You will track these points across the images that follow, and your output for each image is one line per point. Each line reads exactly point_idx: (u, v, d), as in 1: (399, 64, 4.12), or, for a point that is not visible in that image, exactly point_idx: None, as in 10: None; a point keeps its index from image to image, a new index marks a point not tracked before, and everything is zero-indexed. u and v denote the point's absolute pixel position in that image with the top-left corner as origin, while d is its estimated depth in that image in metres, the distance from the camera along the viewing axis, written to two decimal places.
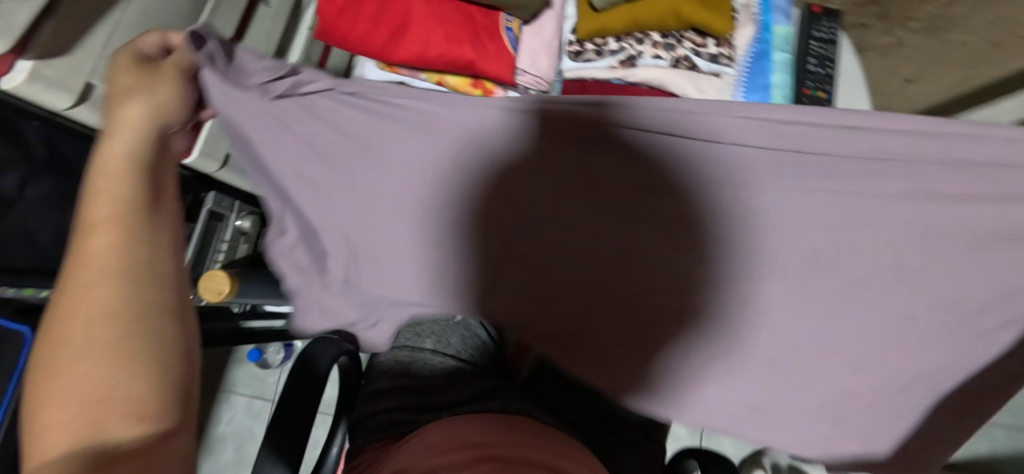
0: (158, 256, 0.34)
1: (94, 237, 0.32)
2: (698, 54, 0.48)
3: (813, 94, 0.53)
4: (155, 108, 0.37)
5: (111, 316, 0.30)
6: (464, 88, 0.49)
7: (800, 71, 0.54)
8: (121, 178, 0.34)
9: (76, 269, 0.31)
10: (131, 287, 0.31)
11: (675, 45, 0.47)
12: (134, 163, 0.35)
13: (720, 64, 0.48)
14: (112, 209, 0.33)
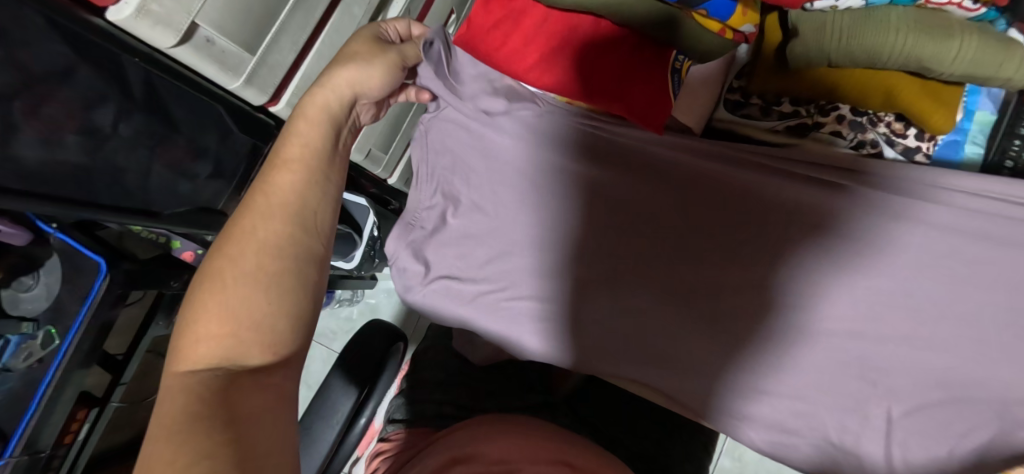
0: (325, 208, 0.38)
1: (281, 177, 0.37)
2: (892, 143, 0.45)
3: None
4: (361, 76, 0.41)
5: (280, 253, 0.34)
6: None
7: (986, 176, 0.45)
8: (317, 133, 0.40)
9: (262, 200, 0.36)
10: (301, 233, 0.36)
11: (865, 129, 0.45)
12: (325, 122, 0.40)
13: (915, 160, 0.45)
14: (302, 158, 0.38)
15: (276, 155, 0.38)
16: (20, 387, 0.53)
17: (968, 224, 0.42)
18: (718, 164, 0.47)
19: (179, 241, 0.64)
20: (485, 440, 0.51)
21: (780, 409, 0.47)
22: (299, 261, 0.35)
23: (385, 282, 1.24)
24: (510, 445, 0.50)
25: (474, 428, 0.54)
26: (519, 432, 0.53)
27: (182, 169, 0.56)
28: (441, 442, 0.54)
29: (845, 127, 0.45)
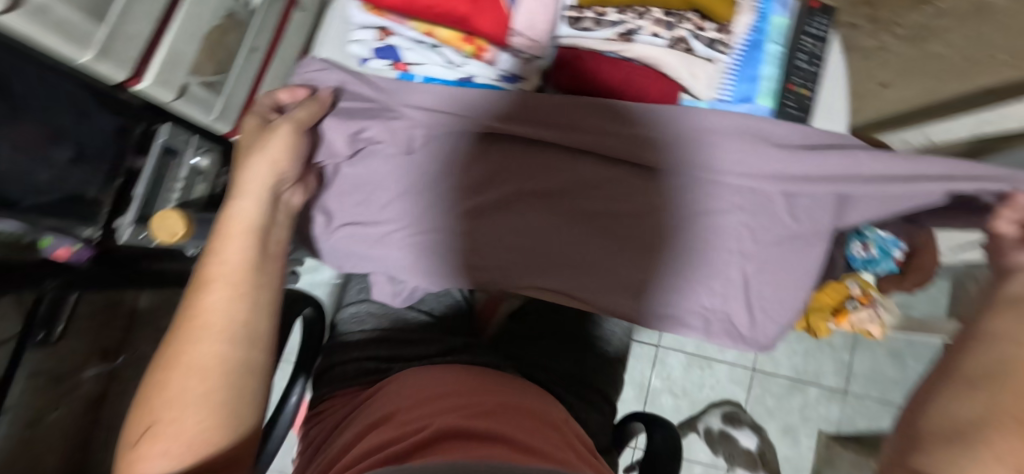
0: (257, 309, 0.40)
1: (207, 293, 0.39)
2: (697, 36, 0.51)
3: (797, 90, 0.54)
4: (270, 164, 0.44)
5: (212, 375, 0.37)
6: (455, 42, 0.50)
7: (787, 65, 0.55)
8: (237, 239, 0.41)
9: (190, 322, 0.38)
10: (232, 347, 0.38)
11: (675, 26, 0.50)
12: (246, 224, 0.42)
13: (717, 51, 0.52)
14: (224, 274, 0.40)
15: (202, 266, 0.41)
16: None
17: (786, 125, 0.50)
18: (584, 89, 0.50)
19: (49, 239, 0.57)
20: (424, 389, 0.53)
21: (664, 286, 0.54)
22: (233, 367, 0.38)
23: (307, 277, 1.22)
24: (444, 388, 0.53)
25: (407, 384, 0.56)
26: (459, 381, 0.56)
27: (37, 155, 0.53)
28: (377, 397, 0.56)
29: (660, 27, 0.50)
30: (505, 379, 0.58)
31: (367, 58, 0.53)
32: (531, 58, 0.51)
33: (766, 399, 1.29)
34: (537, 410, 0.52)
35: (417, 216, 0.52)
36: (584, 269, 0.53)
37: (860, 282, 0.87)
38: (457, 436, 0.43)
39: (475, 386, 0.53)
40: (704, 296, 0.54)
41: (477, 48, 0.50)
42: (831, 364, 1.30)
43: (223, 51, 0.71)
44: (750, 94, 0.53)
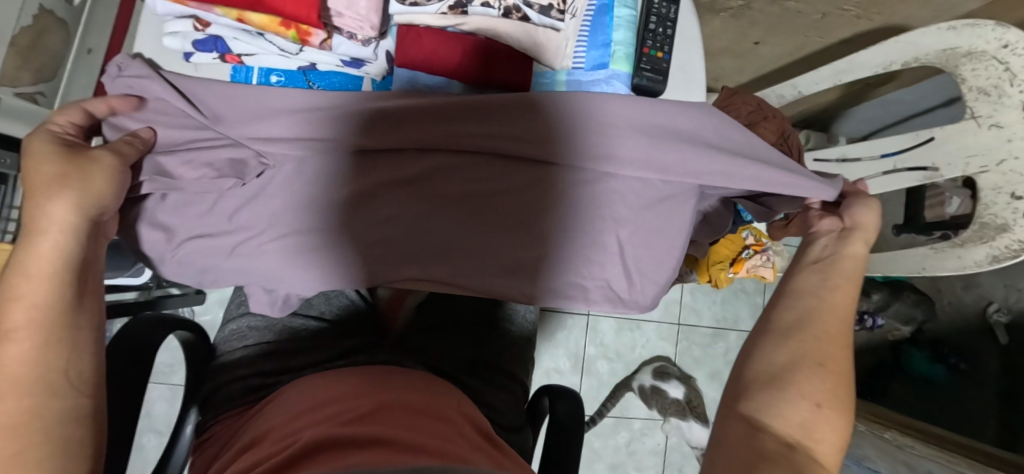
0: (79, 357, 0.36)
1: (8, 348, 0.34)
2: (530, 4, 0.47)
3: (652, 53, 0.55)
4: (85, 199, 0.39)
5: (21, 434, 0.32)
6: (271, 26, 0.43)
7: (640, 29, 0.55)
8: (44, 284, 0.36)
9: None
10: (50, 400, 0.33)
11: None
12: (56, 264, 0.37)
13: (552, 18, 0.48)
14: (28, 321, 0.35)
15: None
16: None
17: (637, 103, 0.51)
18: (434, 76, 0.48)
19: None
20: (299, 411, 0.52)
21: (543, 264, 0.53)
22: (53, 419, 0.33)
23: (215, 292, 1.14)
24: (321, 404, 0.52)
25: (284, 407, 0.54)
26: (340, 383, 0.56)
27: None
28: (258, 423, 0.54)
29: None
30: (384, 382, 0.57)
31: (189, 53, 0.48)
32: (368, 38, 0.47)
33: (692, 350, 1.36)
34: (416, 406, 0.53)
35: (271, 222, 0.48)
36: (460, 256, 0.52)
37: (754, 232, 0.94)
38: (331, 454, 0.42)
39: (352, 398, 0.52)
40: (582, 267, 0.54)
41: (301, 32, 0.44)
42: (747, 308, 1.39)
43: (42, 57, 0.63)
44: (604, 61, 0.53)
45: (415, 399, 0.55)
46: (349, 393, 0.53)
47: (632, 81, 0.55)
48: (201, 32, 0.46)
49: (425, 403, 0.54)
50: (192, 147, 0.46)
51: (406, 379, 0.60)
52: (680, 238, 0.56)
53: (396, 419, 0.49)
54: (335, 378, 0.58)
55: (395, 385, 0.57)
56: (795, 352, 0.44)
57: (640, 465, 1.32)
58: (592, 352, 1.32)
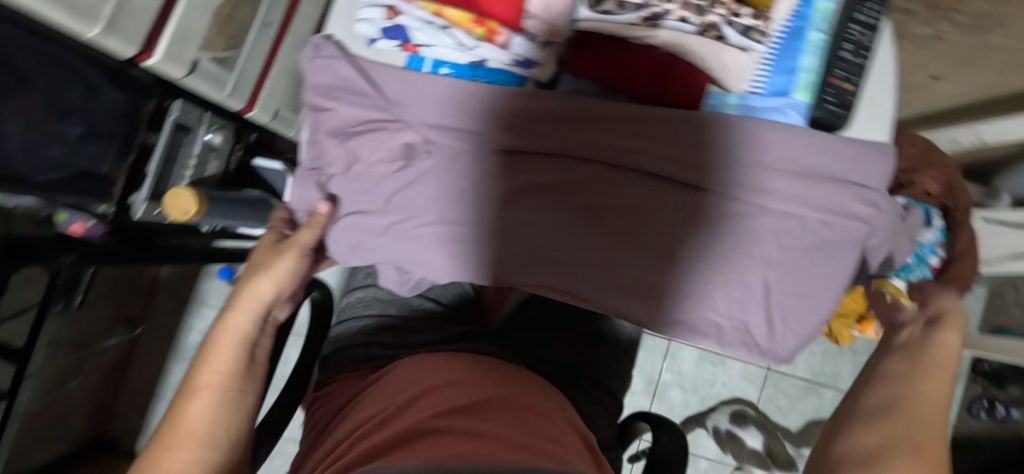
0: (238, 415, 0.48)
1: (195, 409, 0.46)
2: (731, 23, 0.47)
3: (839, 85, 0.50)
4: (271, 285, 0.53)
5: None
6: (463, 23, 0.47)
7: (828, 56, 0.50)
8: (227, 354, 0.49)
9: (177, 432, 0.45)
10: (207, 453, 0.45)
11: (706, 11, 0.47)
12: (238, 341, 0.50)
13: (751, 39, 0.48)
14: (211, 384, 0.47)
15: (197, 375, 0.48)
16: None
17: (800, 138, 0.49)
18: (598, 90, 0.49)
19: (63, 215, 0.58)
20: (400, 397, 0.55)
21: (677, 294, 0.50)
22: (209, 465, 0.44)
23: None
24: (433, 385, 0.55)
25: (386, 391, 0.57)
26: (451, 368, 0.59)
27: (50, 131, 0.52)
28: (369, 399, 0.58)
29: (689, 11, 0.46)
30: (478, 371, 0.58)
31: (374, 39, 0.51)
32: (546, 42, 0.49)
33: (779, 398, 1.25)
34: (525, 403, 0.54)
35: (421, 208, 0.50)
36: (598, 271, 0.51)
37: (892, 290, 0.81)
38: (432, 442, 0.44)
39: (448, 389, 0.54)
40: (721, 304, 0.50)
41: (489, 30, 0.47)
42: (851, 367, 1.25)
43: (235, 26, 0.70)
44: (786, 89, 0.50)
45: (523, 397, 0.55)
46: (459, 381, 0.56)
47: (811, 113, 0.50)
48: (389, 20, 0.49)
49: (535, 402, 0.55)
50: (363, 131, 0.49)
51: (505, 371, 0.60)
52: (835, 290, 0.51)
53: (503, 414, 0.51)
54: (444, 362, 0.60)
55: (503, 380, 0.58)
56: (887, 434, 0.40)
57: None
58: (668, 379, 1.27)
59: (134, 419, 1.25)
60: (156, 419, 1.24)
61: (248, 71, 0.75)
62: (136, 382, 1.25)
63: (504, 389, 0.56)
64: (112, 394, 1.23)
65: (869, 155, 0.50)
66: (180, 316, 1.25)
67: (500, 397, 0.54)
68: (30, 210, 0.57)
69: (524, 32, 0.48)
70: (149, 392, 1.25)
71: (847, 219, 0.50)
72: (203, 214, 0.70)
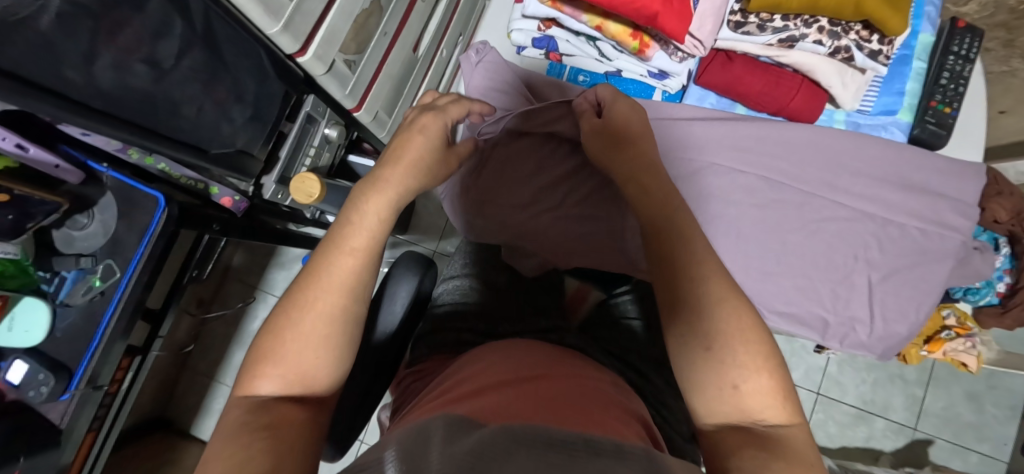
0: (353, 332, 0.43)
1: (307, 313, 0.42)
2: (861, 47, 0.56)
3: (938, 108, 0.59)
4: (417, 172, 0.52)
5: (315, 342, 0.41)
6: (624, 38, 0.60)
7: (930, 83, 0.60)
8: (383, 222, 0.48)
9: (323, 278, 0.43)
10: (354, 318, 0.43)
11: (840, 36, 0.55)
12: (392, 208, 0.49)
13: (877, 60, 0.56)
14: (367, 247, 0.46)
15: (318, 269, 0.44)
16: (80, 320, 0.54)
17: (892, 156, 0.57)
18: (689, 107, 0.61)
19: (217, 188, 0.66)
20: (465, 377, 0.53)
21: (778, 289, 0.55)
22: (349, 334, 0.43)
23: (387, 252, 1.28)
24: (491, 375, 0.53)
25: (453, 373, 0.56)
26: (509, 362, 0.56)
27: (224, 110, 0.58)
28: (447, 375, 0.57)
29: (824, 35, 0.55)
30: (548, 361, 0.58)
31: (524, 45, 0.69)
32: (685, 56, 0.61)
33: (829, 425, 1.25)
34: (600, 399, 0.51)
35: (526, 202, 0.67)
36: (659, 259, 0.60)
37: (958, 313, 0.87)
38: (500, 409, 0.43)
39: (511, 371, 0.53)
40: (826, 299, 0.56)
41: (643, 44, 0.60)
42: (903, 398, 1.25)
43: (365, 31, 0.78)
44: (894, 108, 0.61)
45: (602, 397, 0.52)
46: (525, 368, 0.54)
47: (912, 131, 0.60)
48: (541, 32, 0.66)
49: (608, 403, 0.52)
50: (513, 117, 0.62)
51: (569, 361, 0.60)
52: (932, 294, 0.55)
53: (573, 400, 0.48)
54: (504, 357, 0.59)
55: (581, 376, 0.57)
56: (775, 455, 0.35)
57: None
58: None
59: (193, 401, 1.29)
60: (215, 403, 1.28)
61: (369, 73, 0.83)
62: (199, 365, 1.30)
63: (581, 384, 0.54)
64: (175, 375, 1.28)
65: (965, 173, 0.56)
66: (247, 305, 1.31)
67: (575, 392, 0.51)
68: (189, 181, 0.65)
69: (667, 47, 0.61)
70: (210, 375, 1.29)
71: (937, 226, 0.55)
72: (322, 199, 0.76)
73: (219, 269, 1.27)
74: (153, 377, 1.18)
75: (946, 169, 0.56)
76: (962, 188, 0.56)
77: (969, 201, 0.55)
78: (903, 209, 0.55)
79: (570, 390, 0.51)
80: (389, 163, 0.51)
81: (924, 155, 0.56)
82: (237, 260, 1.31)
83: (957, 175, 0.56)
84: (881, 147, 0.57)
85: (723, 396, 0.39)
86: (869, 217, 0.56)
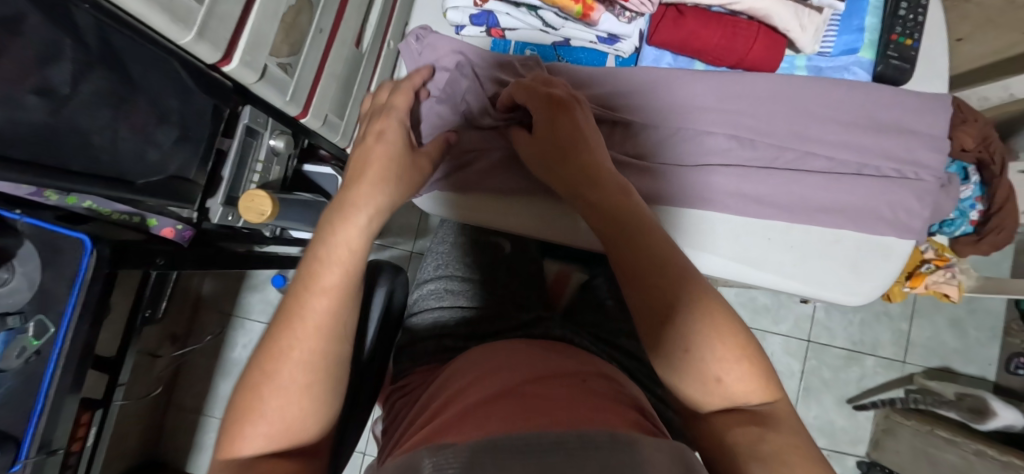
0: (340, 375, 0.39)
1: (278, 392, 0.36)
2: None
3: (899, 41, 0.54)
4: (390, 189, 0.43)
5: (313, 368, 0.37)
6: (564, 2, 0.50)
7: (888, 16, 0.55)
8: (355, 256, 0.39)
9: (295, 320, 0.37)
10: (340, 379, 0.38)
11: None
12: (366, 240, 0.40)
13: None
14: (340, 286, 0.38)
15: (288, 315, 0.37)
16: (20, 383, 0.50)
17: (862, 99, 0.54)
18: (649, 79, 0.56)
19: (155, 219, 0.62)
20: (463, 382, 0.51)
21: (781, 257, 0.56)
22: (316, 352, 0.37)
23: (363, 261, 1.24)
24: (503, 379, 0.49)
25: (453, 381, 0.53)
26: (502, 362, 0.53)
27: (145, 134, 0.54)
28: (453, 373, 0.55)
29: None
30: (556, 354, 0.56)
31: (462, 25, 0.58)
32: (634, 16, 0.53)
33: (822, 370, 1.28)
34: (612, 397, 0.49)
35: None
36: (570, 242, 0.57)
37: (936, 246, 0.88)
38: (518, 416, 0.41)
39: (527, 378, 0.49)
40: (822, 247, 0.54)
41: (586, 7, 0.51)
42: (889, 334, 1.28)
43: (297, 31, 0.72)
44: (856, 46, 0.56)
45: (601, 384, 0.51)
46: (517, 372, 0.50)
47: (874, 68, 0.55)
48: (477, 7, 0.56)
49: (606, 387, 0.51)
50: (443, 90, 0.58)
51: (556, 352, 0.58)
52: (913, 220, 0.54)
53: (592, 401, 0.45)
54: (499, 355, 0.55)
55: (585, 363, 0.55)
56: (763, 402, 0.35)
57: None
58: None
59: (182, 437, 1.22)
60: (204, 437, 1.22)
61: (309, 77, 0.77)
62: (183, 401, 1.24)
63: (599, 383, 0.51)
64: (160, 415, 1.21)
65: (932, 107, 0.54)
66: (226, 331, 1.25)
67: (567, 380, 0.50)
68: (123, 215, 0.60)
69: (614, 9, 0.53)
70: (196, 409, 1.23)
71: (907, 167, 0.53)
72: (275, 215, 0.71)
73: (189, 297, 1.21)
74: (136, 419, 1.12)
75: (914, 108, 0.54)
76: (933, 125, 0.54)
77: (935, 132, 0.53)
78: (868, 153, 0.54)
79: (571, 379, 0.50)
80: (352, 190, 0.42)
81: (890, 93, 0.54)
82: (208, 288, 1.24)
83: (923, 112, 0.54)
84: (848, 92, 0.54)
85: (709, 389, 0.36)
86: (833, 161, 0.54)
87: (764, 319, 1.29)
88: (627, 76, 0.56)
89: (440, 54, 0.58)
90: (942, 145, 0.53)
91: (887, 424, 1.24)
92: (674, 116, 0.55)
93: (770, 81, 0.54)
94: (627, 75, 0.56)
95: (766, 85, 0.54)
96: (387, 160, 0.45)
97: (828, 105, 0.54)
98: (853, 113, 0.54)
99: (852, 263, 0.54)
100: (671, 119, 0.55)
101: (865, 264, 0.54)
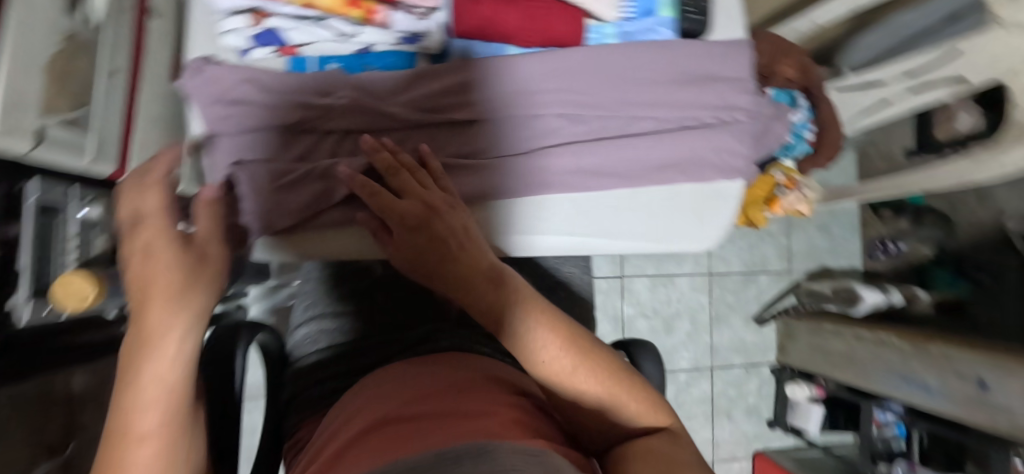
0: None
1: None
2: None
3: None
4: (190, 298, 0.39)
5: None
6: (344, 10, 0.50)
7: None
8: (156, 381, 0.35)
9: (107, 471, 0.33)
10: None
11: None
12: (167, 363, 0.36)
13: None
14: (156, 419, 0.35)
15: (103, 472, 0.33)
16: None
17: (671, 54, 0.55)
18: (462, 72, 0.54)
19: None
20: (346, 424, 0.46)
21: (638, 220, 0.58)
22: None
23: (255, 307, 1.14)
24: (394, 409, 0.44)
25: (335, 423, 0.48)
26: (391, 388, 0.49)
27: None
28: (337, 414, 0.49)
29: None
30: (460, 366, 0.53)
31: (246, 48, 0.55)
32: (425, 11, 0.53)
33: (726, 297, 1.39)
34: (502, 390, 0.47)
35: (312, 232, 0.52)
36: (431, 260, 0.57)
37: (785, 170, 0.93)
38: (410, 442, 0.37)
39: (414, 400, 0.45)
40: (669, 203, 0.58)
41: (367, 11, 0.51)
42: (773, 250, 1.41)
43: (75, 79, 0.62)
44: (650, 8, 0.57)
45: (492, 385, 0.49)
46: (406, 395, 0.46)
47: (678, 26, 0.58)
48: (256, 26, 0.52)
49: (497, 385, 0.49)
50: (242, 126, 0.52)
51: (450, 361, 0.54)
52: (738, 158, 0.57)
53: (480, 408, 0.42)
54: (386, 381, 0.51)
55: (474, 366, 0.53)
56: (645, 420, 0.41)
57: (690, 414, 1.36)
58: (633, 312, 1.34)
59: None
60: None
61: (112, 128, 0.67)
62: None
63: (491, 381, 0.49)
64: None
65: (733, 51, 0.57)
66: None
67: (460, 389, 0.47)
68: None
69: (402, 6, 0.52)
70: None
71: (723, 111, 0.56)
72: (99, 296, 0.60)
73: None
74: None
75: (717, 54, 0.56)
76: (737, 67, 0.57)
77: (739, 74, 0.57)
78: (687, 105, 0.56)
79: (463, 387, 0.47)
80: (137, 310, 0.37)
81: (694, 45, 0.56)
82: None
83: (726, 57, 0.56)
84: (657, 50, 0.55)
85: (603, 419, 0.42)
86: (658, 120, 0.56)
87: (668, 264, 1.36)
88: (438, 73, 0.54)
89: (228, 84, 0.52)
90: (747, 85, 0.57)
91: (787, 329, 1.38)
92: (499, 104, 0.54)
93: (583, 52, 0.54)
94: (438, 73, 0.54)
95: (581, 56, 0.54)
96: (170, 264, 0.39)
97: (642, 65, 0.55)
98: (666, 69, 0.56)
99: (693, 211, 0.58)
100: (495, 107, 0.54)
101: (706, 209, 0.59)
